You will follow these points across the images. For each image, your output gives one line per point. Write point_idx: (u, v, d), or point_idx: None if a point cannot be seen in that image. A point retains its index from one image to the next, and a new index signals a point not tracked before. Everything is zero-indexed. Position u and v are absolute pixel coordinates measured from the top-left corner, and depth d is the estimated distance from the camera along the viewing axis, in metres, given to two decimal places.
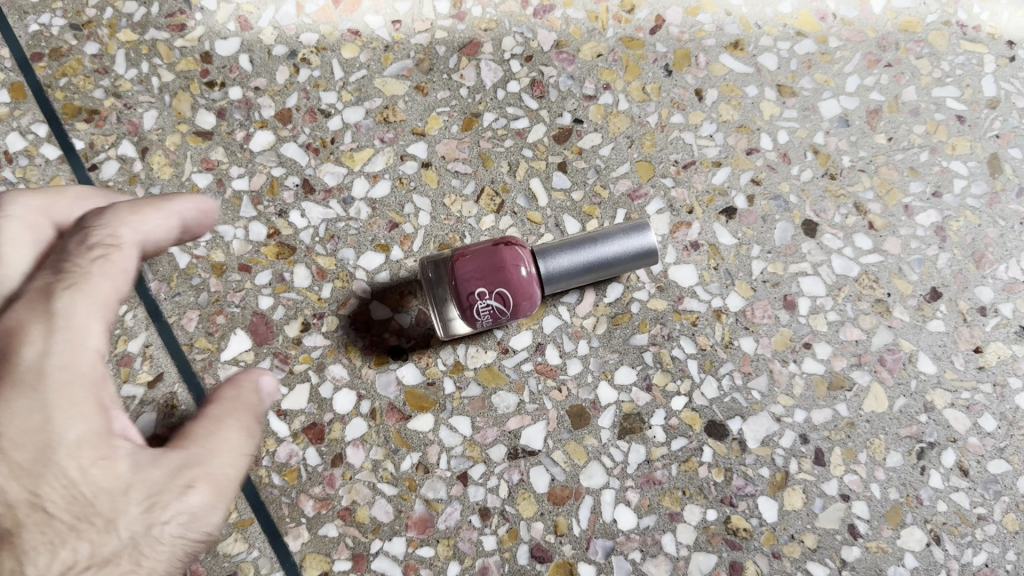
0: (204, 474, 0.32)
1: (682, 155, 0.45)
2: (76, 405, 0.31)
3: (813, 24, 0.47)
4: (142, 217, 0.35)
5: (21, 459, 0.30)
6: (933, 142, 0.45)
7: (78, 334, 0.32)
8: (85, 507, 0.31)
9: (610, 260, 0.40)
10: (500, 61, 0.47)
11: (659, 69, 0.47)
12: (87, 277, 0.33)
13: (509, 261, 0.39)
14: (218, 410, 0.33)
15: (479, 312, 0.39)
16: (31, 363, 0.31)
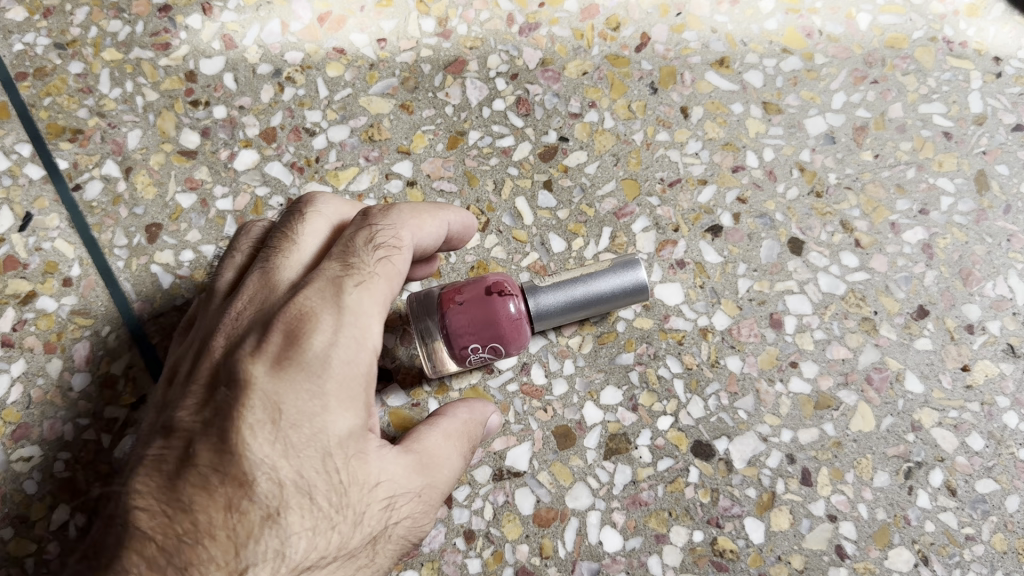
0: (427, 484, 0.34)
1: (667, 173, 0.45)
2: (354, 397, 0.33)
3: (799, 41, 0.47)
4: (421, 226, 0.38)
5: (296, 440, 0.32)
6: (920, 159, 0.45)
7: (365, 324, 0.34)
8: (342, 497, 0.32)
9: (600, 298, 0.40)
10: (485, 79, 0.47)
11: (644, 87, 0.46)
12: (382, 279, 0.35)
13: (503, 318, 0.38)
14: (450, 425, 0.36)
15: (473, 358, 0.39)
16: (327, 350, 0.33)
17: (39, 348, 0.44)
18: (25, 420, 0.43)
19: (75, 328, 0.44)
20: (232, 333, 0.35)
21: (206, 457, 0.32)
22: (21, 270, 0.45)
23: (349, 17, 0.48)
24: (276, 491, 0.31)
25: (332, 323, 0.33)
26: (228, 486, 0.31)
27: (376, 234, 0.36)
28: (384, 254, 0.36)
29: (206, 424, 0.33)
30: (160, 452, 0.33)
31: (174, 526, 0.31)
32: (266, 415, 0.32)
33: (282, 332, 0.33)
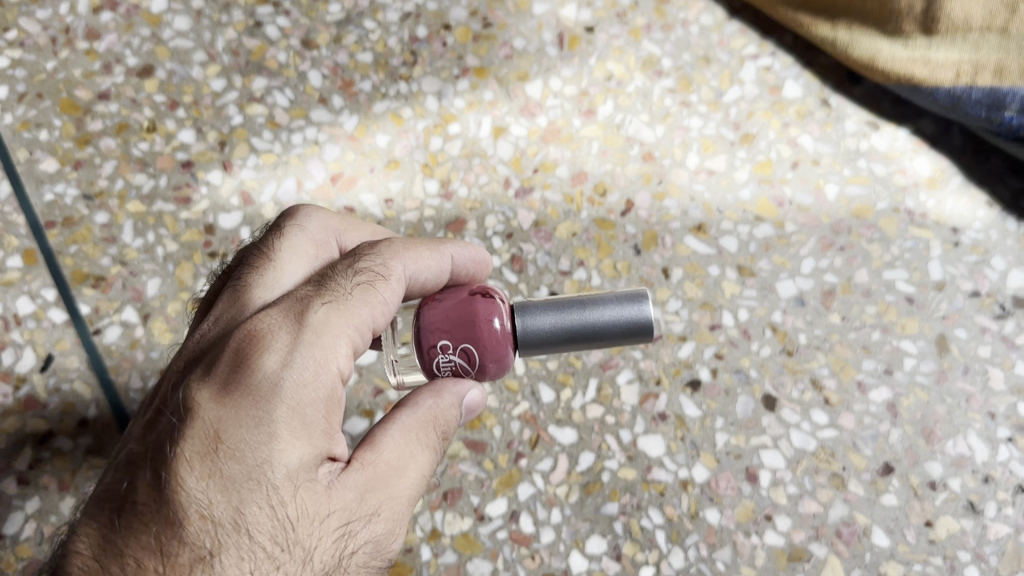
0: (387, 499, 0.34)
1: (650, 329, 0.48)
2: (306, 425, 0.33)
3: (771, 210, 0.51)
4: (417, 255, 0.39)
5: (234, 474, 0.31)
6: (885, 321, 0.49)
7: (323, 345, 0.34)
8: (288, 535, 0.31)
9: (590, 326, 0.38)
10: (483, 237, 0.51)
11: (629, 248, 0.50)
12: (352, 298, 0.36)
13: (481, 314, 0.38)
14: (409, 421, 0.35)
15: (442, 364, 0.39)
16: (275, 374, 0.33)
17: (53, 487, 0.46)
18: (36, 557, 0.45)
19: (89, 468, 0.46)
20: (194, 351, 0.36)
21: (144, 494, 0.32)
22: (40, 409, 0.48)
23: (359, 177, 0.53)
24: (209, 530, 0.31)
25: (285, 344, 0.33)
26: (159, 525, 0.31)
27: (360, 259, 0.37)
28: (357, 275, 0.37)
29: (153, 452, 0.33)
30: (104, 489, 0.33)
31: (102, 571, 0.31)
32: (204, 448, 0.32)
33: (227, 356, 0.33)
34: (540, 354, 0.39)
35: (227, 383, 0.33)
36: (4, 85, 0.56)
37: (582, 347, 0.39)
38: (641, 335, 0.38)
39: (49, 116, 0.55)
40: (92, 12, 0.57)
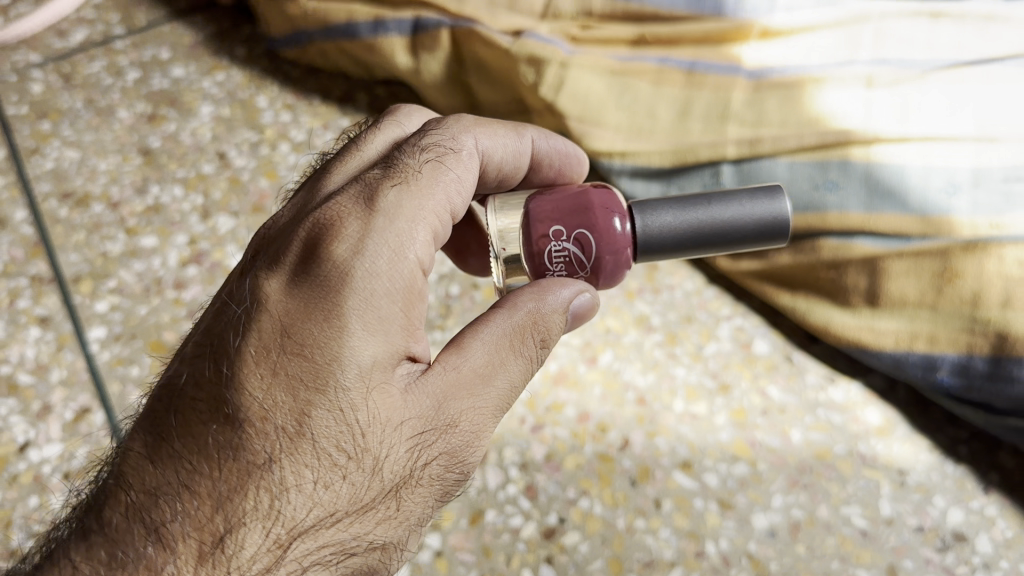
0: (465, 397, 0.43)
1: (644, 554, 0.57)
2: (377, 321, 0.43)
3: (746, 449, 0.61)
4: (487, 131, 0.54)
5: (305, 375, 0.41)
6: (843, 551, 0.57)
7: (397, 228, 0.45)
8: (358, 442, 0.41)
9: (725, 221, 0.52)
10: (502, 467, 0.60)
11: (626, 481, 0.60)
12: (424, 185, 0.47)
13: (596, 204, 0.52)
14: (500, 332, 0.45)
15: (556, 249, 0.52)
16: (349, 262, 0.43)
17: None
18: None
19: None
20: (275, 242, 0.46)
21: (223, 385, 0.42)
22: None
23: None
24: (278, 432, 0.40)
25: (360, 233, 0.44)
26: (236, 429, 0.41)
27: (432, 142, 0.51)
28: (433, 160, 0.49)
29: (233, 353, 0.43)
30: (189, 378, 0.44)
31: (189, 463, 0.41)
32: (279, 345, 0.42)
33: (303, 259, 0.44)
34: (670, 246, 0.53)
35: (302, 282, 0.43)
36: (103, 326, 0.67)
37: (724, 243, 0.53)
38: (779, 224, 0.52)
39: (140, 354, 0.65)
40: (180, 265, 0.69)
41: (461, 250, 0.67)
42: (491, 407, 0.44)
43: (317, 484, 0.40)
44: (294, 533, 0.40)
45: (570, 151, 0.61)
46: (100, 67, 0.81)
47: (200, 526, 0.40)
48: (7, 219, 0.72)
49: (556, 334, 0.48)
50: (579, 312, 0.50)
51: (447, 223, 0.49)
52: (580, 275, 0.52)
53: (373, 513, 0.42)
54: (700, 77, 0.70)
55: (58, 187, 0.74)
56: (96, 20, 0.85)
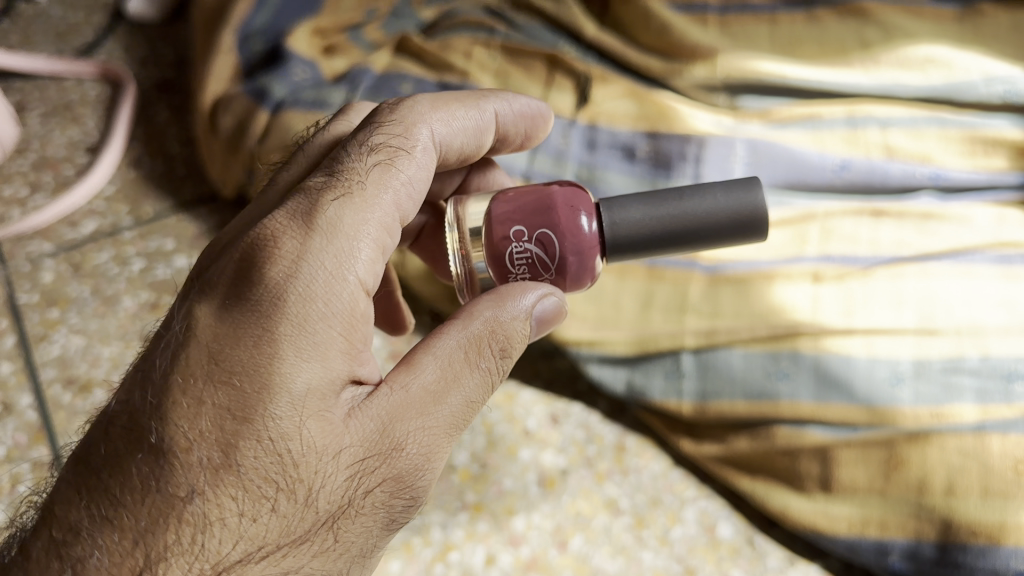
0: (408, 418, 0.48)
1: None
2: (305, 350, 0.46)
3: None
4: (447, 114, 0.59)
5: (234, 408, 0.45)
6: None
7: (338, 245, 0.49)
8: (289, 475, 0.45)
9: (696, 216, 0.58)
10: None
11: None
12: (365, 198, 0.51)
13: (559, 205, 0.58)
14: (449, 351, 0.50)
15: (521, 247, 0.58)
16: (281, 289, 0.47)
17: None
18: None
19: None
20: (211, 267, 0.50)
21: (150, 415, 0.46)
22: None
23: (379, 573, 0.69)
24: (205, 462, 0.45)
25: (299, 251, 0.48)
26: (162, 462, 0.45)
27: (381, 147, 0.54)
28: (381, 163, 0.53)
29: (165, 381, 0.46)
30: (119, 407, 0.48)
31: (118, 494, 0.45)
32: (208, 372, 0.46)
33: (234, 287, 0.48)
34: (643, 238, 0.58)
35: (233, 308, 0.47)
36: None
37: (697, 239, 0.58)
38: (754, 220, 0.57)
39: None
40: None
41: (436, 258, 0.73)
42: (440, 427, 0.49)
43: (245, 515, 0.45)
44: (218, 567, 0.44)
45: (536, 111, 0.68)
46: (107, 257, 0.88)
47: (119, 563, 0.44)
48: (14, 403, 0.77)
49: (516, 347, 0.52)
50: (543, 316, 0.55)
51: (394, 227, 0.53)
52: (545, 275, 0.58)
53: (309, 546, 0.46)
54: (660, 272, 0.76)
55: (63, 372, 0.79)
56: (106, 211, 0.91)
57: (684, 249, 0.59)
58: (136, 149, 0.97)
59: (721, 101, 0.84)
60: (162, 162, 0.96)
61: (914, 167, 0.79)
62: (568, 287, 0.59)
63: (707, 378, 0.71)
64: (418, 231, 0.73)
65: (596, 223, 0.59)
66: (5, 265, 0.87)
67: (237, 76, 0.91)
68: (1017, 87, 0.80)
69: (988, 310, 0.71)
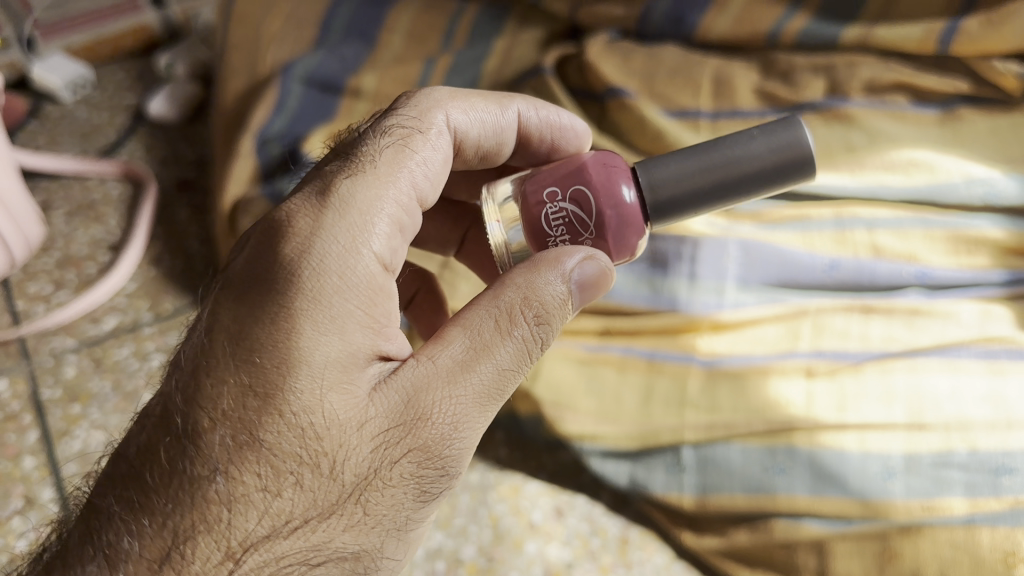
0: (432, 388, 0.51)
1: None
2: (323, 327, 0.51)
3: None
4: (463, 102, 0.65)
5: (255, 386, 0.50)
6: None
7: (352, 221, 0.54)
8: (312, 449, 0.49)
9: (741, 159, 0.61)
10: None
11: None
12: (376, 176, 0.57)
13: (591, 165, 0.62)
14: (474, 321, 0.53)
15: (557, 208, 0.61)
16: (297, 269, 0.52)
17: None
18: None
19: None
20: (234, 263, 0.55)
21: (180, 402, 0.51)
22: None
23: None
24: (229, 441, 0.49)
25: (313, 230, 0.53)
26: (191, 446, 0.49)
27: (395, 131, 0.61)
28: (394, 143, 0.59)
29: (193, 368, 0.51)
30: (157, 402, 0.53)
31: (152, 480, 0.50)
32: (230, 352, 0.51)
33: (253, 273, 0.53)
34: (693, 184, 0.61)
35: (253, 292, 0.52)
36: None
37: (746, 180, 0.61)
38: (799, 152, 0.60)
39: None
40: None
41: (481, 263, 0.82)
42: (467, 396, 0.52)
43: (270, 488, 0.49)
44: (247, 543, 0.48)
45: (566, 122, 0.73)
46: (128, 352, 0.91)
47: (151, 543, 0.48)
48: (35, 497, 0.80)
49: (551, 320, 0.55)
50: (586, 281, 0.57)
51: (411, 206, 0.58)
52: (584, 234, 0.61)
53: (338, 518, 0.50)
54: (660, 365, 0.80)
55: (83, 466, 0.82)
56: (127, 308, 0.96)
57: (735, 195, 0.62)
58: (157, 247, 1.02)
59: None
60: (182, 260, 1.00)
61: (900, 266, 0.82)
62: (611, 252, 0.62)
63: (707, 472, 0.74)
64: (462, 239, 0.83)
65: (640, 183, 0.62)
66: (29, 360, 0.91)
67: (256, 178, 0.97)
68: (995, 189, 0.85)
69: (975, 404, 0.73)
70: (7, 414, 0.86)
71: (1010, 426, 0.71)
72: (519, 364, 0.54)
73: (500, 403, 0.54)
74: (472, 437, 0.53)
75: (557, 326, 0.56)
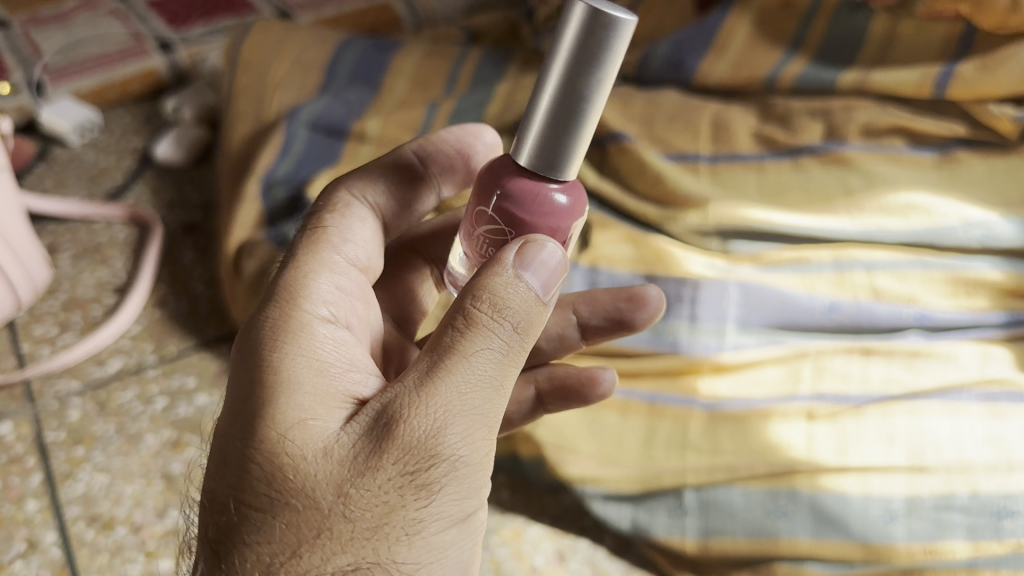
0: (393, 399, 0.49)
1: None
2: (268, 377, 0.50)
3: None
4: (366, 171, 0.68)
5: (223, 457, 0.49)
6: None
7: (277, 297, 0.56)
8: (281, 485, 0.47)
9: (559, 66, 0.53)
10: None
11: None
12: (296, 264, 0.59)
13: (478, 181, 0.59)
14: (435, 336, 0.51)
15: (484, 237, 0.59)
16: (239, 351, 0.53)
17: None
18: None
19: None
20: None
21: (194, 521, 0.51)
22: None
23: None
24: (219, 522, 0.48)
25: (259, 317, 0.54)
26: (199, 546, 0.49)
27: (310, 228, 0.63)
28: (313, 233, 0.62)
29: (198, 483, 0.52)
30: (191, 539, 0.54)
31: None
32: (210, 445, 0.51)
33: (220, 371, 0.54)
34: (550, 117, 0.55)
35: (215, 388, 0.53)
36: None
37: (579, 74, 0.52)
38: (595, 18, 0.50)
39: None
40: None
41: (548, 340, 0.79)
42: (436, 389, 0.48)
43: (257, 540, 0.47)
44: None
45: (466, 128, 0.73)
46: (132, 396, 0.92)
47: None
48: (38, 541, 0.79)
49: (516, 307, 0.51)
50: (541, 260, 0.53)
51: (344, 278, 0.61)
52: (506, 236, 0.58)
53: (330, 542, 0.46)
54: (661, 409, 0.80)
55: (86, 510, 0.82)
56: (131, 350, 0.96)
57: (590, 91, 0.53)
58: (162, 289, 1.03)
59: (713, 245, 0.89)
60: (186, 302, 1.02)
61: (900, 307, 0.83)
62: (541, 227, 0.57)
63: (710, 515, 0.74)
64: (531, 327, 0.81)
65: (521, 162, 0.57)
66: (33, 403, 0.90)
67: (261, 221, 0.98)
68: (994, 232, 0.86)
69: (976, 447, 0.73)
70: (10, 456, 0.86)
71: (1010, 469, 0.71)
72: (495, 349, 0.51)
73: (486, 386, 0.50)
74: (461, 424, 0.49)
75: (536, 310, 0.53)
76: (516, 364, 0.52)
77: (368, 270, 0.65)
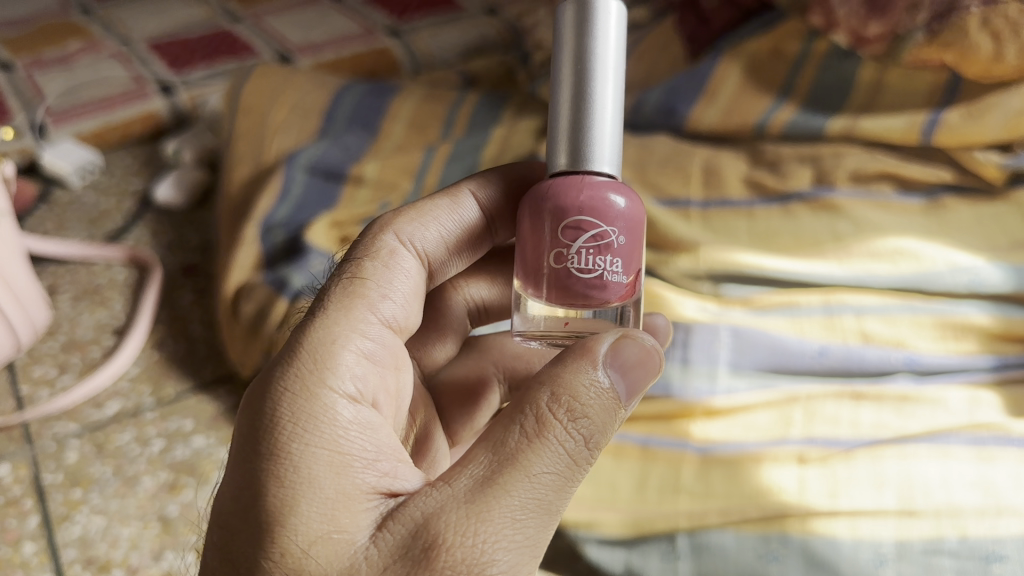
0: (438, 521, 0.49)
1: None
2: (291, 481, 0.50)
3: None
4: (410, 218, 0.65)
5: (238, 560, 0.49)
6: None
7: (301, 369, 0.53)
8: None
9: (564, 51, 0.60)
10: None
11: None
12: (329, 322, 0.56)
13: (544, 205, 0.59)
14: (486, 443, 0.52)
15: (576, 253, 0.58)
16: (256, 436, 0.51)
17: None
18: None
19: None
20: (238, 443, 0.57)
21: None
22: None
23: None
24: None
25: (273, 390, 0.53)
26: None
27: (341, 271, 0.60)
28: (348, 279, 0.59)
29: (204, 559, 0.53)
30: None
31: None
32: (218, 534, 0.51)
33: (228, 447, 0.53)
34: (570, 101, 0.60)
35: (227, 469, 0.52)
36: None
37: (581, 59, 0.60)
38: None
39: None
40: None
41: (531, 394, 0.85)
42: (487, 514, 0.49)
43: None
44: None
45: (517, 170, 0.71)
46: (129, 438, 0.92)
47: None
48: None
49: (592, 414, 0.53)
50: (628, 361, 0.55)
51: (379, 341, 0.58)
52: (611, 237, 0.58)
53: None
54: (653, 452, 0.82)
55: (82, 552, 0.82)
56: (129, 392, 0.97)
57: (597, 64, 0.60)
58: (160, 331, 1.05)
59: (705, 289, 0.92)
60: (185, 345, 1.03)
61: (889, 352, 0.84)
62: (632, 226, 0.59)
63: (702, 559, 0.74)
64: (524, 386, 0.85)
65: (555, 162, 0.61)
66: (31, 445, 0.91)
67: (260, 263, 0.99)
68: (980, 277, 0.87)
69: (965, 491, 0.74)
70: (8, 498, 0.86)
71: (1000, 513, 0.71)
72: (556, 468, 0.51)
73: (538, 512, 0.50)
74: (510, 558, 0.49)
75: (608, 421, 0.54)
76: (577, 480, 0.53)
77: (405, 329, 0.62)
